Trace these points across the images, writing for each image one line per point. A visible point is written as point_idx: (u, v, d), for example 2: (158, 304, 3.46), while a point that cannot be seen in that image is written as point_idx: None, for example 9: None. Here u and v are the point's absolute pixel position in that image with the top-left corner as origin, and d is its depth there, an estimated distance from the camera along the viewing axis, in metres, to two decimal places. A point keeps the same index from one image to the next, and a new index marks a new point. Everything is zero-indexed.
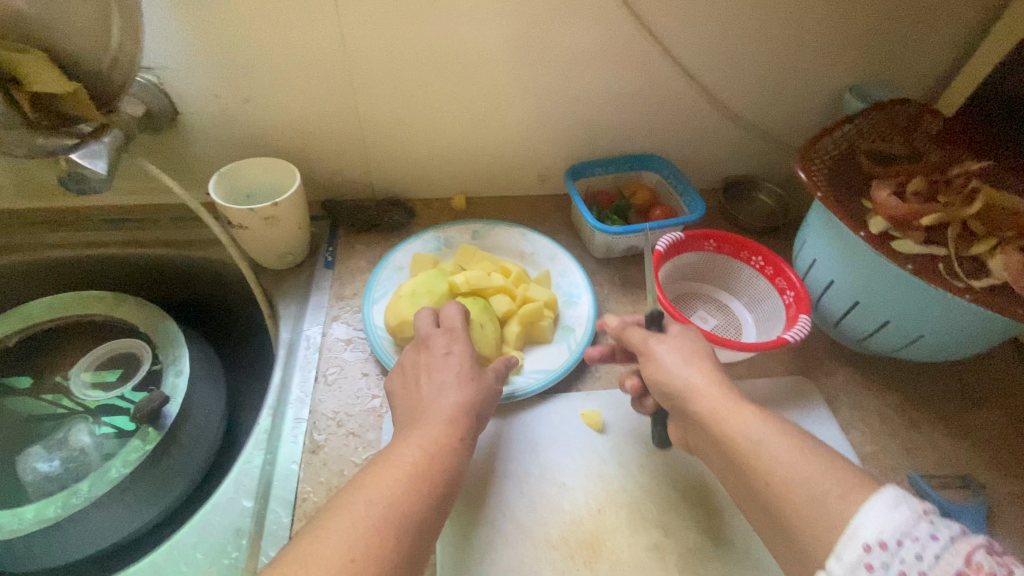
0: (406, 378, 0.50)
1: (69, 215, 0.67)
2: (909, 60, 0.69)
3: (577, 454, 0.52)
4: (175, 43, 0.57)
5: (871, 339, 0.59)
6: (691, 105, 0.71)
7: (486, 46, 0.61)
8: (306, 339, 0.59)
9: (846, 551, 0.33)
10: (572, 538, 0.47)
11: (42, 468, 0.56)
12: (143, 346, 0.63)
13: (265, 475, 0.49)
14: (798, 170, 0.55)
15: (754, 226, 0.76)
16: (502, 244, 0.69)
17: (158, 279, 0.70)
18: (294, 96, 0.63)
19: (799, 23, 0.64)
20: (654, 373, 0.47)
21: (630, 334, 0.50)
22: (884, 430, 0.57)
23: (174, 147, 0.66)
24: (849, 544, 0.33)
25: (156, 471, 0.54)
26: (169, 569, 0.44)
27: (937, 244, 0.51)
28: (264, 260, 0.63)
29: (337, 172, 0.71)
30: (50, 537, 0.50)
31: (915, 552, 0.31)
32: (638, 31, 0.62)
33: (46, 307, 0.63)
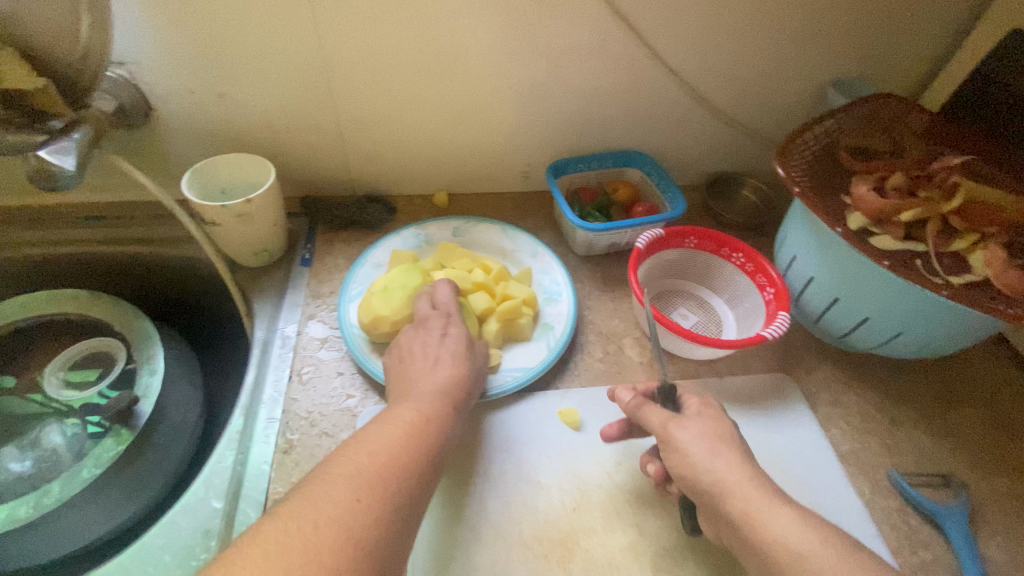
0: (402, 352, 0.51)
1: (43, 212, 0.66)
2: (893, 55, 0.69)
3: (553, 452, 0.51)
4: (147, 38, 0.56)
5: (851, 336, 0.58)
6: (673, 101, 0.70)
7: (465, 43, 0.61)
8: (282, 338, 0.58)
9: None
10: (546, 537, 0.46)
11: (13, 468, 0.55)
12: (118, 345, 0.62)
13: (236, 476, 0.49)
14: (776, 166, 0.54)
15: (737, 222, 0.75)
16: (483, 241, 0.69)
17: (134, 277, 0.69)
18: (270, 92, 0.62)
19: (780, 17, 0.63)
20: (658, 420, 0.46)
21: (648, 416, 0.47)
22: (865, 427, 0.57)
23: (149, 143, 0.65)
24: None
25: (129, 471, 0.54)
26: (137, 571, 0.43)
27: (917, 240, 0.51)
28: (240, 258, 0.63)
29: (316, 169, 0.70)
30: (20, 539, 0.49)
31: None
32: (620, 26, 0.62)
33: (19, 306, 0.62)
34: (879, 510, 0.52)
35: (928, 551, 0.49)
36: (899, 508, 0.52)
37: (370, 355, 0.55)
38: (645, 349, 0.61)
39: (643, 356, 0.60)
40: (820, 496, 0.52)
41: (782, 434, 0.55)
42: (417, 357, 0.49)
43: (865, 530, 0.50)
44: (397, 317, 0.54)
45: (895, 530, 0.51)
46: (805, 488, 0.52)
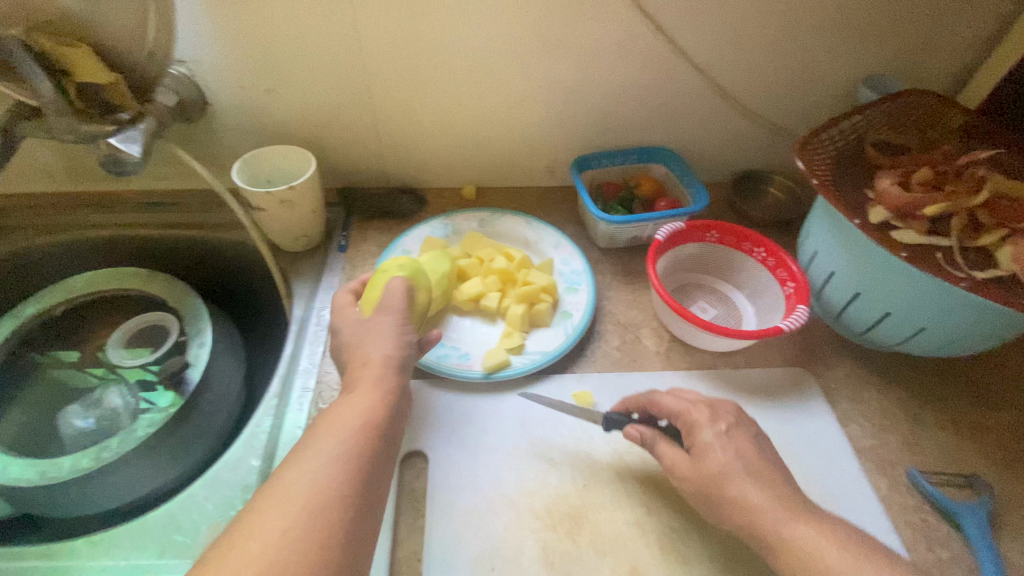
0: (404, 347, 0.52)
1: (110, 199, 0.74)
2: (929, 53, 0.68)
3: (567, 433, 0.53)
4: (207, 40, 0.61)
5: (872, 331, 0.58)
6: (701, 98, 0.71)
7: (494, 44, 0.64)
8: (317, 317, 0.62)
9: None
10: (556, 509, 0.48)
11: (78, 424, 0.61)
12: (172, 319, 0.68)
13: (272, 438, 0.53)
14: (795, 159, 0.55)
15: (763, 219, 0.75)
16: (507, 232, 0.71)
17: (186, 259, 0.75)
18: (313, 89, 0.66)
19: (811, 15, 0.64)
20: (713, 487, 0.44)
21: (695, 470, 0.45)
22: (885, 424, 0.57)
23: (203, 135, 0.71)
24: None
25: (177, 434, 0.58)
26: (183, 518, 0.48)
27: (941, 235, 0.51)
28: (281, 242, 0.68)
29: (353, 162, 0.75)
30: (79, 489, 0.54)
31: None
32: (647, 25, 0.63)
33: (87, 282, 0.68)
34: (895, 505, 0.51)
35: (946, 549, 0.49)
36: (918, 505, 0.51)
37: (443, 362, 0.57)
38: (662, 340, 0.62)
39: (659, 346, 0.62)
40: (832, 489, 0.52)
41: (798, 426, 0.56)
42: (358, 327, 0.49)
43: (877, 523, 0.50)
44: None
45: (911, 526, 0.50)
46: (818, 480, 0.52)
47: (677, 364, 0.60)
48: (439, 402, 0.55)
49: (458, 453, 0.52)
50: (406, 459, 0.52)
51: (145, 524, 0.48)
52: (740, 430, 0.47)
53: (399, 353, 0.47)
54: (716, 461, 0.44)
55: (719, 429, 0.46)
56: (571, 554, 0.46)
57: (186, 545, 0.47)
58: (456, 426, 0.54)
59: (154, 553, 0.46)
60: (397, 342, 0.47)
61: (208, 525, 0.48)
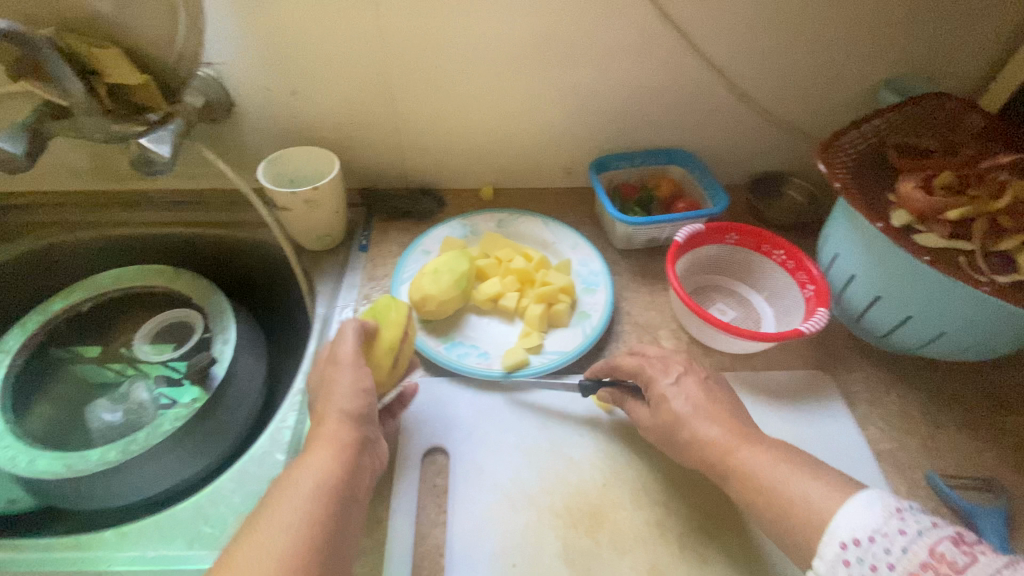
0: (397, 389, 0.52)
1: (136, 198, 0.75)
2: (950, 55, 0.68)
3: (587, 432, 0.54)
4: (234, 42, 0.62)
5: (892, 335, 0.58)
6: (720, 100, 0.71)
7: (514, 46, 0.65)
8: (340, 315, 0.64)
9: (826, 549, 0.38)
10: (576, 508, 0.49)
11: (106, 417, 0.63)
12: (197, 317, 0.69)
13: (297, 433, 0.54)
14: (817, 162, 0.55)
15: (781, 224, 0.75)
16: (526, 233, 0.72)
17: (209, 257, 0.77)
18: (336, 90, 0.68)
19: (832, 18, 0.64)
20: (733, 487, 0.44)
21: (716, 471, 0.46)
22: (904, 428, 0.57)
23: (228, 135, 0.72)
24: (826, 543, 0.38)
25: (202, 428, 0.59)
26: (211, 511, 0.49)
27: (962, 239, 0.50)
28: (304, 241, 0.69)
29: (374, 162, 0.76)
30: (107, 481, 0.55)
31: (883, 545, 0.36)
32: (667, 27, 0.64)
33: (114, 278, 0.70)
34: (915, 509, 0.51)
35: None
36: (937, 509, 0.51)
37: (463, 361, 0.58)
38: (680, 341, 0.63)
39: (677, 347, 0.62)
40: None
41: (817, 428, 0.56)
42: (322, 378, 0.46)
43: None
44: (444, 296, 0.60)
45: None
46: None
47: None
48: (460, 400, 0.56)
49: (479, 450, 0.52)
50: (427, 455, 0.53)
51: (174, 516, 0.49)
52: (691, 374, 0.50)
53: (358, 408, 0.44)
54: (669, 410, 0.48)
55: (671, 379, 0.50)
56: (591, 551, 0.46)
57: (214, 537, 0.48)
58: (477, 424, 0.54)
59: (183, 545, 0.47)
60: (356, 394, 0.44)
61: (235, 518, 0.49)
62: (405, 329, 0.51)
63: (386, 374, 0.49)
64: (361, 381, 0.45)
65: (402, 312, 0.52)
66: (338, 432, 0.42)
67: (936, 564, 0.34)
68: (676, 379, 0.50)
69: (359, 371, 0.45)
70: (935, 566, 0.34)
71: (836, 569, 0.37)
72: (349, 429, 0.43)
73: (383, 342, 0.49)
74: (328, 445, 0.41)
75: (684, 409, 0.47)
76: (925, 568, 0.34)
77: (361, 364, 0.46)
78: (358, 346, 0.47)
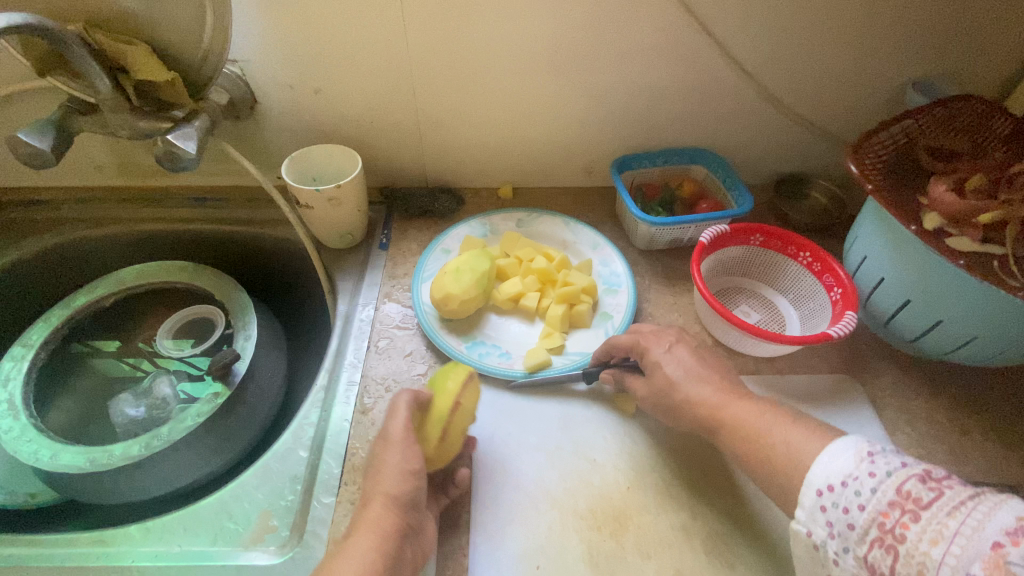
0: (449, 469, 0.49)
1: (159, 194, 0.76)
2: (981, 56, 0.67)
3: (610, 434, 0.54)
4: (259, 39, 0.63)
5: (921, 339, 0.57)
6: (744, 100, 0.71)
7: (537, 44, 0.64)
8: (362, 313, 0.64)
9: (805, 498, 0.39)
10: (599, 510, 0.48)
11: (129, 412, 0.63)
12: (218, 312, 0.69)
13: (320, 431, 0.54)
14: (848, 164, 0.54)
15: (805, 224, 0.74)
16: (546, 233, 0.72)
17: (231, 253, 0.77)
18: (359, 89, 0.68)
19: (861, 17, 0.63)
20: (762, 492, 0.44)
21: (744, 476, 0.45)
22: (932, 434, 0.56)
23: (251, 133, 0.72)
24: (805, 492, 0.39)
25: (224, 424, 0.59)
26: (234, 507, 0.49)
27: (995, 243, 0.49)
28: (325, 239, 0.69)
29: (395, 160, 0.76)
30: (130, 475, 0.55)
31: (854, 489, 0.37)
32: (692, 26, 0.63)
33: (137, 274, 0.70)
34: None
35: None
36: None
37: (485, 361, 0.58)
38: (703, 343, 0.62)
39: None
40: None
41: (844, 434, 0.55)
42: (373, 454, 0.46)
43: None
44: (465, 296, 0.59)
45: None
46: None
47: None
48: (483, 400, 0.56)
49: (502, 451, 0.52)
50: None
51: (198, 512, 0.49)
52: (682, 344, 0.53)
53: (404, 489, 0.43)
54: (663, 375, 0.51)
55: (665, 349, 0.52)
56: (616, 555, 0.46)
57: (238, 533, 0.48)
58: (500, 425, 0.54)
59: (207, 540, 0.48)
60: (403, 475, 0.43)
61: (259, 514, 0.49)
62: (461, 396, 0.48)
63: (436, 449, 0.46)
64: (408, 460, 0.44)
65: (459, 378, 0.49)
66: (381, 519, 0.41)
67: (903, 502, 0.35)
68: (702, 383, 0.49)
69: (408, 449, 0.44)
70: (903, 503, 0.35)
71: (816, 516, 0.38)
72: (392, 517, 0.42)
73: (439, 414, 0.47)
74: (371, 531, 0.41)
75: (677, 374, 0.50)
76: (892, 507, 0.35)
77: (410, 442, 0.45)
78: (410, 421, 0.46)
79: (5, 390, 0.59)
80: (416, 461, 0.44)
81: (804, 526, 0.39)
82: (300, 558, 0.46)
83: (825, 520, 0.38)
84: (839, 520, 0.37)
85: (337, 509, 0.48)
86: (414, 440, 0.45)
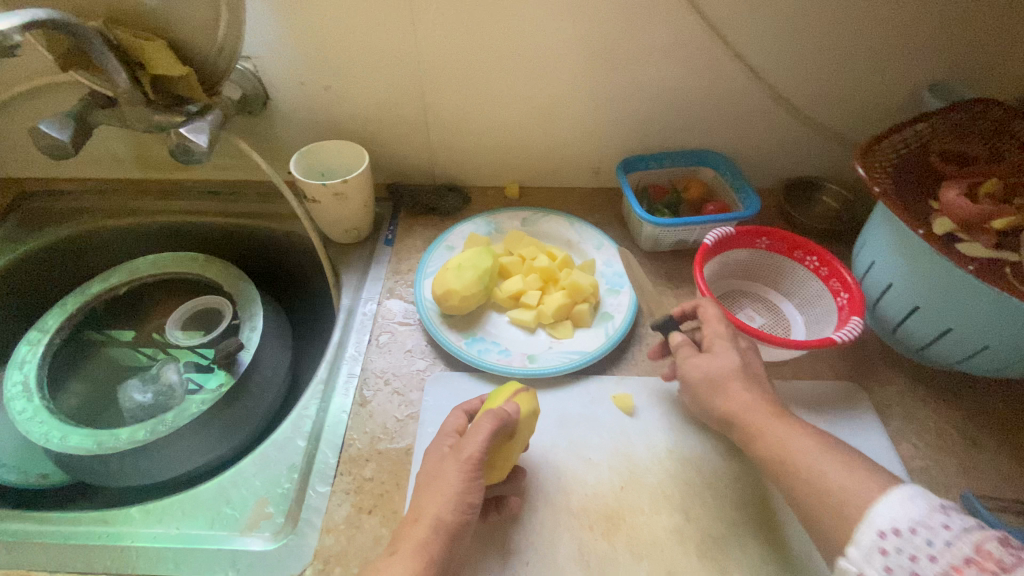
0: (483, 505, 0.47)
1: (174, 186, 0.78)
2: (1002, 59, 0.65)
3: (605, 434, 0.53)
4: (272, 36, 0.64)
5: (931, 347, 0.55)
6: (754, 102, 0.70)
7: (545, 43, 0.64)
8: (365, 306, 0.64)
9: (862, 537, 0.37)
10: (593, 510, 0.48)
11: (137, 398, 0.64)
12: (226, 303, 0.71)
13: (319, 422, 0.54)
14: (856, 166, 0.53)
15: (814, 227, 0.73)
16: (551, 232, 0.72)
17: (241, 246, 0.79)
18: (369, 86, 0.69)
19: (875, 18, 0.62)
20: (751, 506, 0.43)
21: None
22: (940, 445, 0.54)
23: (263, 128, 0.74)
24: (864, 530, 0.37)
25: (228, 413, 0.61)
26: (233, 493, 0.50)
27: (1008, 250, 0.48)
28: (333, 233, 0.70)
29: (403, 158, 0.77)
30: (135, 460, 0.56)
31: (924, 537, 0.35)
32: (702, 28, 0.63)
33: (151, 264, 0.72)
34: None
35: None
36: None
37: (484, 357, 0.58)
38: None
39: None
40: None
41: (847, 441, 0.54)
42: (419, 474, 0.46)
43: None
44: (466, 293, 0.60)
45: None
46: None
47: None
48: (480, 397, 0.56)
49: None
50: None
51: (197, 496, 0.50)
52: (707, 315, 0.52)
53: (456, 519, 0.41)
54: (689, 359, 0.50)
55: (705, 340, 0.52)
56: (607, 554, 0.46)
57: (235, 518, 0.49)
58: None
59: (204, 523, 0.48)
60: (459, 504, 0.42)
61: (255, 500, 0.50)
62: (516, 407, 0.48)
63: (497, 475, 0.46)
64: (470, 493, 0.42)
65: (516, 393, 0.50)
66: (409, 540, 0.41)
67: (981, 561, 0.33)
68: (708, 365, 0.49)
69: (472, 483, 0.43)
70: (981, 562, 0.33)
71: (872, 556, 0.36)
72: (438, 543, 0.41)
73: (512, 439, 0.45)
74: (415, 554, 0.40)
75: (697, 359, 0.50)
76: (968, 563, 0.33)
77: (476, 475, 0.43)
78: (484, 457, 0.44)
79: (20, 371, 0.61)
80: (475, 496, 0.43)
81: (855, 565, 0.37)
82: (294, 545, 0.46)
83: (882, 563, 0.36)
84: (900, 566, 0.35)
85: (331, 498, 0.49)
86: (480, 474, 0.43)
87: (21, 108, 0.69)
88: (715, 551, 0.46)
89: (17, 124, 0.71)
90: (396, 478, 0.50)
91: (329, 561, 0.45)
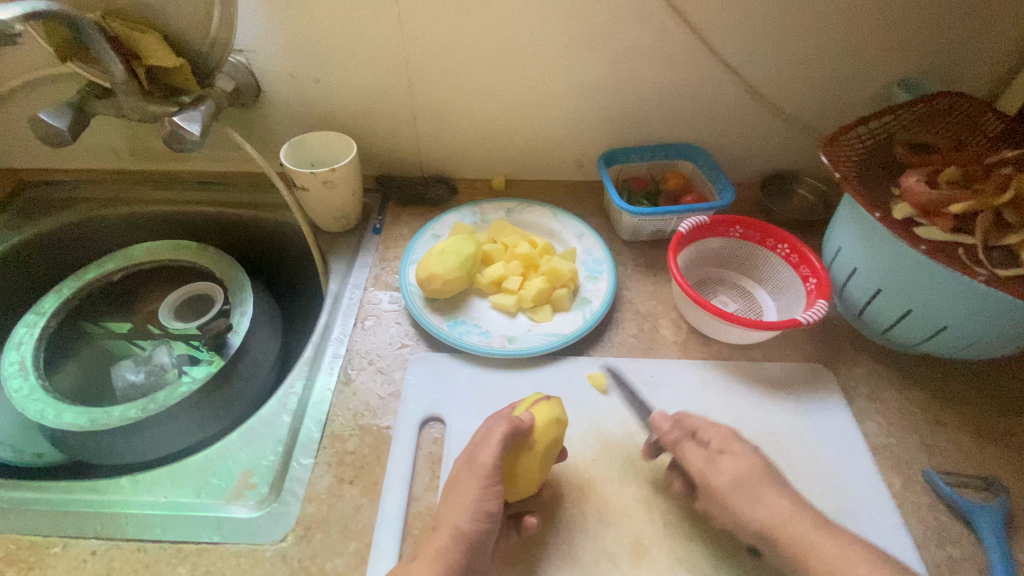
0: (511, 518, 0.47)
1: (169, 177, 0.80)
2: (967, 55, 0.67)
3: (579, 410, 0.55)
4: (263, 30, 0.66)
5: (895, 329, 0.58)
6: (731, 97, 0.72)
7: (527, 39, 0.67)
8: (352, 291, 0.67)
9: None
10: (565, 481, 0.50)
11: (129, 376, 0.66)
12: (217, 289, 0.73)
13: (304, 398, 0.56)
14: (820, 154, 0.56)
15: (788, 218, 0.75)
16: (534, 222, 0.74)
17: (233, 235, 0.81)
18: (358, 80, 0.71)
19: (843, 15, 0.64)
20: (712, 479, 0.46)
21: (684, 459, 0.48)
22: (903, 423, 0.56)
23: (256, 120, 0.76)
24: None
25: (217, 394, 0.62)
26: (219, 465, 0.52)
27: (965, 233, 0.50)
28: (322, 222, 0.72)
29: (391, 150, 0.79)
30: (126, 438, 0.58)
31: None
32: (678, 25, 0.65)
33: (146, 252, 0.74)
34: (908, 502, 0.51)
35: (957, 547, 0.48)
36: (931, 504, 0.51)
37: (465, 339, 0.60)
38: (680, 330, 0.63)
39: (677, 335, 0.63)
40: (846, 480, 0.52)
41: (812, 420, 0.56)
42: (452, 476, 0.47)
43: (890, 520, 0.50)
44: (449, 277, 0.62)
45: (923, 523, 0.50)
46: (830, 472, 0.52)
47: (693, 353, 0.61)
48: (460, 376, 0.58)
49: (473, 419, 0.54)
50: (423, 424, 0.55)
51: (184, 469, 0.52)
52: None
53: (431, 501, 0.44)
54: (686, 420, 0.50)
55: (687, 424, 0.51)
56: (577, 522, 0.48)
57: (221, 488, 0.51)
58: (472, 399, 0.56)
59: (191, 492, 0.50)
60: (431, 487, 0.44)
61: (241, 472, 0.51)
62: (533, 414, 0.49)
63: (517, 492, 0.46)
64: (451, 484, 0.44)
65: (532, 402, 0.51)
66: None
67: None
68: None
69: (489, 489, 0.44)
70: None
71: None
72: None
73: (526, 444, 0.46)
74: None
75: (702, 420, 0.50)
76: None
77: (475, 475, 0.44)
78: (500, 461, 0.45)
79: (17, 352, 0.63)
80: (493, 503, 0.43)
81: None
82: (277, 513, 0.48)
83: None
84: None
85: (314, 469, 0.51)
86: (497, 481, 0.44)
87: (22, 99, 0.72)
88: (681, 520, 0.48)
89: (17, 115, 0.73)
90: (377, 451, 0.52)
91: (310, 527, 0.47)
